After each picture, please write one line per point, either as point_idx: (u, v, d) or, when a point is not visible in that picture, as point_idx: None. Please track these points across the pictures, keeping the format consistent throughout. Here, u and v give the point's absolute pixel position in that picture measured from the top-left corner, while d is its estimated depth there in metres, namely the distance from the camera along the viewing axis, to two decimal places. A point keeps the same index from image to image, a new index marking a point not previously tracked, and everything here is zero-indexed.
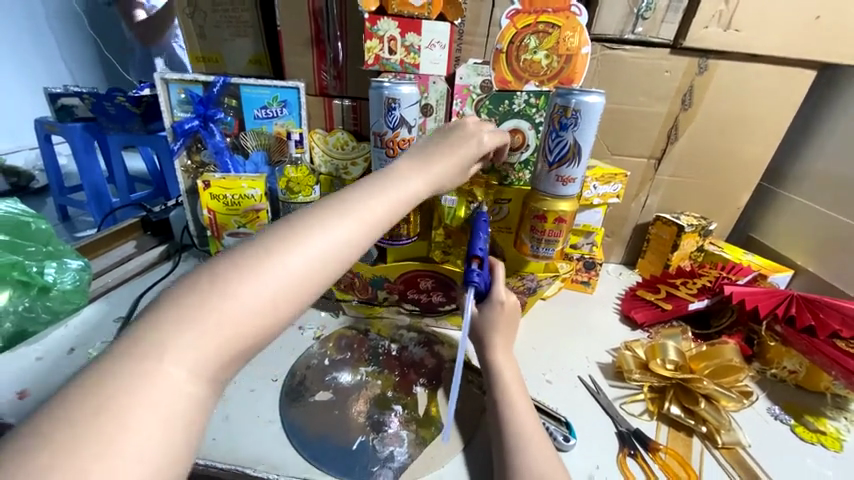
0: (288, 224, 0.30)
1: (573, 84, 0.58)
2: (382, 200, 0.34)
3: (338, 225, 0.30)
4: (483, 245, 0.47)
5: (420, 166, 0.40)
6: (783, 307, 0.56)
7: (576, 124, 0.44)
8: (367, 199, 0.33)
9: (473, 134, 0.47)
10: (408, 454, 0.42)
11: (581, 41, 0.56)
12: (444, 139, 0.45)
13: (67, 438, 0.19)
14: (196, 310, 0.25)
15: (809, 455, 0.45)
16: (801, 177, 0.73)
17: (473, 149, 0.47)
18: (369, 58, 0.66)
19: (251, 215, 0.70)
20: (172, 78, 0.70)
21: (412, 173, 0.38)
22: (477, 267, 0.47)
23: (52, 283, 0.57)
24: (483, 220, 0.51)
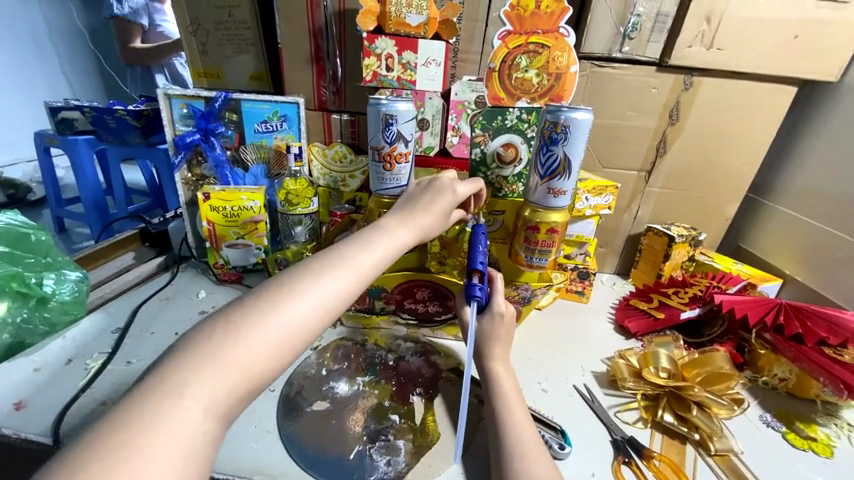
0: (288, 277, 0.33)
1: (563, 101, 0.60)
2: (372, 253, 0.37)
3: (333, 277, 0.33)
4: (483, 258, 0.49)
5: (404, 222, 0.43)
6: (771, 315, 0.57)
7: (566, 139, 0.46)
8: (357, 252, 0.37)
9: (449, 184, 0.49)
10: (406, 463, 0.42)
11: (569, 60, 0.59)
12: (421, 194, 0.47)
13: (99, 471, 0.21)
14: (211, 355, 0.27)
15: (799, 461, 0.46)
16: (787, 188, 0.76)
17: (447, 199, 0.48)
18: (367, 74, 0.69)
19: (250, 227, 0.72)
20: (174, 94, 0.71)
21: (397, 227, 0.42)
22: (477, 281, 0.49)
23: (51, 293, 0.57)
24: (482, 232, 0.53)
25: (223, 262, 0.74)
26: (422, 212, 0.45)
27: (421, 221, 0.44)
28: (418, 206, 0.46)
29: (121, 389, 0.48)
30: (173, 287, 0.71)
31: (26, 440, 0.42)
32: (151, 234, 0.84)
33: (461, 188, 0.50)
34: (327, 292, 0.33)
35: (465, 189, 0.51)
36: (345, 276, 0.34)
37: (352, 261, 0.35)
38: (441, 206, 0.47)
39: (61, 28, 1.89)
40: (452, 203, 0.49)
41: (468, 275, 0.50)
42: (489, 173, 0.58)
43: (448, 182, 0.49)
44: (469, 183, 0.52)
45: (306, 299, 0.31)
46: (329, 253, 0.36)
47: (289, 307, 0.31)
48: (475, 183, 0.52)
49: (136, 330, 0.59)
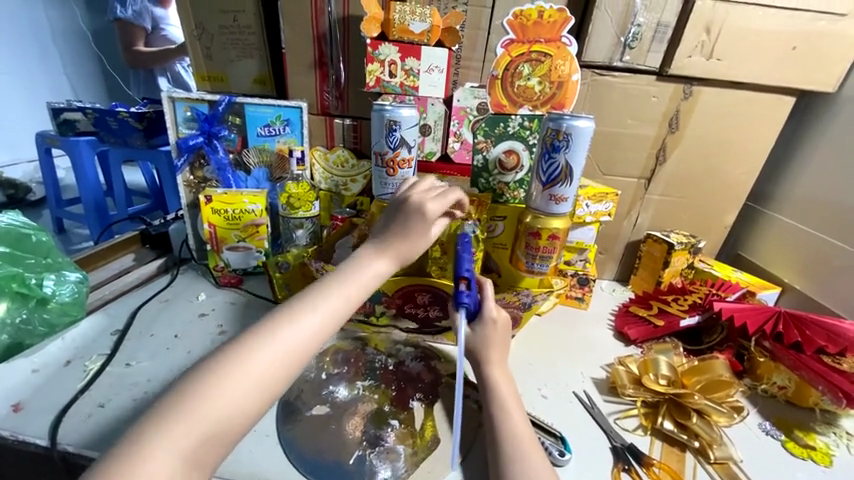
0: (275, 314, 0.34)
1: (564, 109, 0.61)
2: (355, 283, 0.38)
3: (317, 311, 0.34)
4: (469, 265, 0.49)
5: (383, 249, 0.42)
6: (770, 323, 0.57)
7: (568, 147, 0.46)
8: (341, 284, 0.37)
9: (417, 204, 0.45)
10: (406, 469, 0.42)
11: (571, 68, 0.60)
12: (392, 218, 0.45)
13: None
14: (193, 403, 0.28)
15: (800, 469, 0.46)
16: (786, 197, 0.76)
17: (417, 222, 0.44)
18: (370, 80, 0.69)
19: (251, 230, 0.72)
20: (178, 97, 0.72)
21: (376, 255, 0.41)
22: (465, 287, 0.49)
23: (51, 294, 0.57)
24: (467, 240, 0.52)
25: (223, 265, 0.74)
26: (399, 238, 0.43)
27: (401, 248, 0.43)
28: (393, 232, 0.43)
29: (119, 391, 0.48)
30: (173, 289, 0.71)
31: (22, 442, 0.41)
32: (152, 236, 0.84)
33: (431, 203, 0.46)
34: (312, 328, 0.34)
35: (435, 205, 0.46)
36: (329, 309, 0.35)
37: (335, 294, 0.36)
38: (414, 231, 0.44)
39: (64, 29, 1.90)
40: (424, 225, 0.44)
41: (455, 284, 0.50)
42: (491, 178, 0.58)
43: (417, 201, 0.45)
44: (438, 197, 0.47)
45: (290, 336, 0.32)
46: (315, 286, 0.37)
47: (277, 342, 0.32)
48: (446, 194, 0.47)
49: (135, 332, 0.59)
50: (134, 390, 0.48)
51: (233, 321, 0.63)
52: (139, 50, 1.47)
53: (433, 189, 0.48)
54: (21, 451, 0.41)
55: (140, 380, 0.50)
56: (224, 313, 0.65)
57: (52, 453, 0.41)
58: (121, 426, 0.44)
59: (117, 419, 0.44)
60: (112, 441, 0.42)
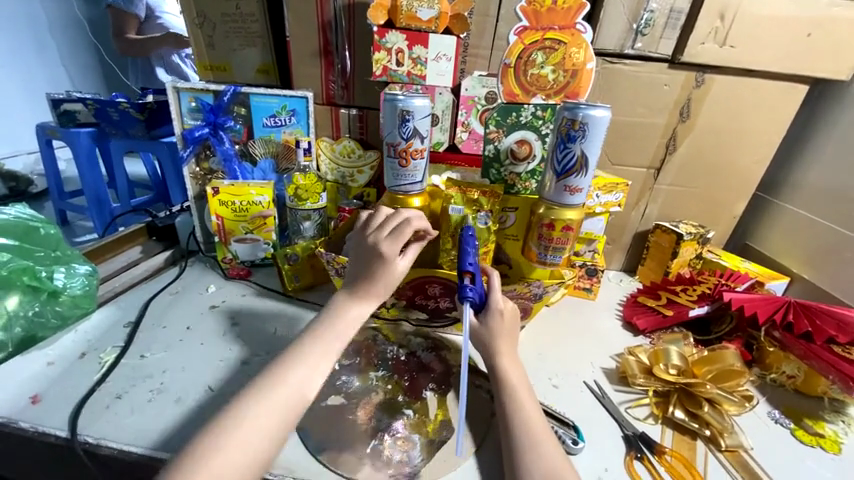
0: (265, 374, 0.39)
1: (579, 98, 0.59)
2: (331, 337, 0.43)
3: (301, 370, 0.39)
4: (473, 259, 0.48)
5: (357, 295, 0.47)
6: (780, 313, 0.57)
7: (584, 137, 0.46)
8: (321, 340, 0.42)
9: (373, 248, 0.47)
10: (422, 457, 0.43)
11: (586, 57, 0.58)
12: (358, 266, 0.48)
13: None
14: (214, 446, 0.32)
15: (809, 457, 0.46)
16: (796, 187, 0.76)
17: (377, 266, 0.47)
18: (377, 69, 0.68)
19: (259, 222, 0.71)
20: (183, 87, 0.71)
21: (351, 303, 0.46)
22: (469, 281, 0.48)
23: (61, 288, 0.57)
24: (470, 233, 0.51)
25: (231, 257, 0.74)
26: (368, 284, 0.47)
27: (373, 292, 0.47)
28: (361, 277, 0.47)
29: (135, 382, 0.48)
30: (182, 282, 0.71)
31: (42, 433, 0.42)
32: (158, 228, 0.83)
33: (386, 244, 0.47)
34: (299, 384, 0.39)
35: (388, 246, 0.47)
36: (311, 366, 0.40)
37: (315, 352, 0.41)
38: (379, 275, 0.47)
39: (59, 18, 1.87)
40: (384, 268, 0.47)
41: (459, 278, 0.49)
42: (502, 169, 0.57)
43: (373, 244, 0.47)
44: (393, 235, 0.47)
45: (276, 395, 0.37)
46: (297, 345, 0.42)
47: (270, 400, 0.36)
48: (401, 230, 0.47)
49: (148, 324, 0.59)
50: (150, 382, 0.49)
51: (245, 313, 0.63)
52: (130, 36, 1.43)
53: (389, 224, 0.48)
54: (41, 442, 0.42)
55: (155, 372, 0.50)
56: (235, 305, 0.65)
57: (72, 445, 0.41)
58: (140, 417, 0.44)
59: (134, 410, 0.45)
60: (129, 432, 0.42)
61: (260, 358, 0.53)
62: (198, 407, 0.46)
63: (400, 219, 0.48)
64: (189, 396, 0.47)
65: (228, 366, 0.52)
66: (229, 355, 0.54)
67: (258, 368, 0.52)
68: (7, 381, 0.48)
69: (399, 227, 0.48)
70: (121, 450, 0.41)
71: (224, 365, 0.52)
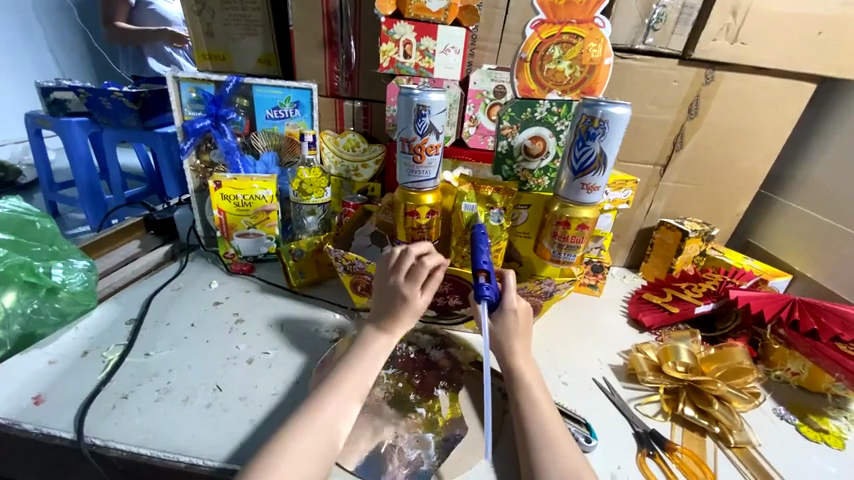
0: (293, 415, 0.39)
1: (595, 95, 0.59)
2: (358, 371, 0.44)
3: (333, 405, 0.40)
4: (487, 257, 0.47)
5: (383, 329, 0.48)
6: (786, 310, 0.58)
7: (604, 134, 0.45)
8: (351, 374, 0.43)
9: (395, 290, 0.49)
10: (437, 457, 0.43)
11: (603, 52, 0.57)
12: (380, 304, 0.50)
13: None
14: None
15: (816, 453, 0.47)
16: (799, 185, 0.76)
17: (400, 305, 0.48)
18: (384, 61, 0.67)
19: (261, 216, 0.70)
20: (184, 77, 0.69)
21: (378, 335, 0.48)
22: (485, 279, 0.47)
23: (60, 284, 0.55)
24: (481, 231, 0.50)
25: (234, 252, 0.72)
26: (393, 320, 0.48)
27: (398, 328, 0.48)
28: (385, 314, 0.49)
29: (141, 382, 0.47)
30: (184, 277, 0.69)
31: (47, 435, 0.41)
32: (156, 222, 0.81)
33: (406, 286, 0.48)
34: (329, 424, 0.39)
35: (407, 287, 0.48)
36: (344, 400, 0.41)
37: (346, 387, 0.42)
38: (403, 313, 0.48)
39: (46, 2, 1.80)
40: (407, 307, 0.48)
41: (474, 277, 0.47)
42: (515, 165, 0.58)
43: (393, 286, 0.49)
44: (410, 277, 0.49)
45: (312, 430, 0.38)
46: (328, 380, 0.43)
47: (302, 438, 0.37)
48: (416, 273, 0.48)
49: (151, 321, 0.58)
50: (156, 381, 0.48)
51: (251, 310, 0.62)
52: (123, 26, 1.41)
53: (403, 266, 0.49)
54: (47, 444, 0.41)
55: (161, 371, 0.49)
56: (240, 301, 0.64)
57: (79, 447, 0.40)
58: (147, 417, 0.43)
59: (142, 411, 0.44)
60: (137, 433, 0.42)
61: (268, 356, 0.53)
62: (208, 407, 0.45)
63: (411, 261, 0.49)
64: (198, 395, 0.46)
65: (235, 364, 0.51)
66: (237, 353, 0.53)
67: (266, 366, 0.51)
68: (8, 381, 0.46)
69: (414, 270, 0.49)
70: (130, 451, 0.40)
71: (232, 363, 0.51)
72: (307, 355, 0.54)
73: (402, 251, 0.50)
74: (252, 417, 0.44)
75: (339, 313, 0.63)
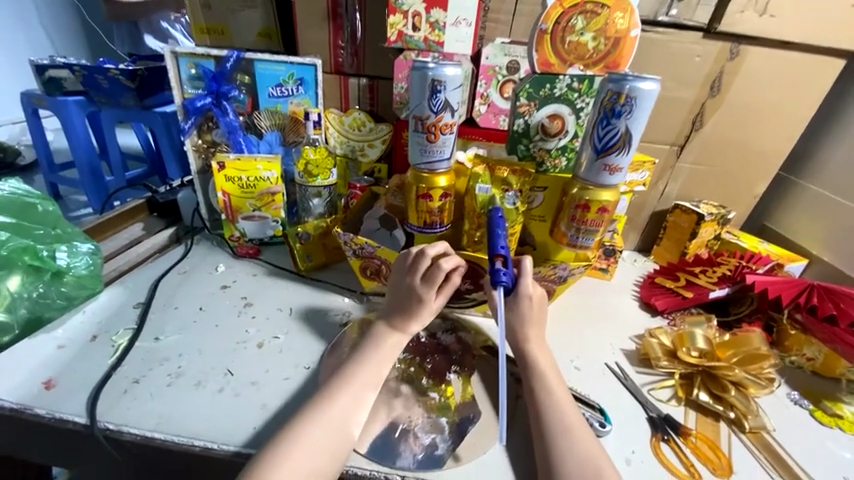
0: (306, 408, 0.39)
1: (620, 70, 0.55)
2: (370, 368, 0.44)
3: (344, 400, 0.40)
4: (504, 242, 0.45)
5: (396, 327, 0.49)
6: (804, 296, 0.56)
7: (630, 112, 0.44)
8: (362, 370, 0.43)
9: (410, 290, 0.49)
10: (451, 441, 0.42)
11: (629, 23, 0.53)
12: (395, 303, 0.50)
13: None
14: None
15: (830, 439, 0.47)
16: (821, 166, 0.73)
17: (414, 306, 0.49)
18: (392, 34, 0.63)
19: (267, 199, 0.68)
20: (182, 52, 0.65)
21: (390, 333, 0.48)
22: (501, 265, 0.46)
23: (65, 267, 0.55)
24: (498, 214, 0.48)
25: (239, 235, 0.71)
26: (407, 320, 0.49)
27: (412, 327, 0.49)
28: (399, 313, 0.49)
29: (152, 366, 0.47)
30: (190, 261, 0.68)
31: (61, 420, 0.41)
32: (159, 204, 0.80)
33: (422, 288, 0.48)
34: (342, 417, 0.39)
35: (425, 289, 0.48)
36: (355, 395, 0.41)
37: (357, 383, 0.42)
38: (417, 313, 0.49)
39: None
40: (422, 307, 0.49)
41: (490, 261, 0.46)
42: (531, 145, 0.57)
43: (409, 287, 0.49)
44: (427, 279, 0.48)
45: (322, 424, 0.38)
46: (339, 375, 0.43)
47: (316, 430, 0.37)
48: (433, 275, 0.48)
49: (159, 305, 0.57)
50: (167, 366, 0.47)
51: (259, 294, 0.61)
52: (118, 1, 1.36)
53: (420, 268, 0.48)
54: (60, 428, 0.41)
55: (171, 355, 0.49)
56: (247, 285, 0.63)
57: (92, 431, 0.40)
58: (160, 402, 0.43)
59: (154, 395, 0.44)
60: (150, 417, 0.41)
61: (278, 341, 0.52)
62: (220, 392, 0.45)
63: (428, 263, 0.48)
64: (209, 379, 0.46)
65: (245, 349, 0.51)
66: (247, 337, 0.52)
67: (277, 351, 0.51)
68: (18, 366, 0.46)
69: (431, 272, 0.48)
70: (144, 436, 0.40)
71: (242, 348, 0.51)
72: (316, 340, 0.53)
73: (418, 252, 0.49)
74: (263, 401, 0.44)
75: (348, 297, 0.62)
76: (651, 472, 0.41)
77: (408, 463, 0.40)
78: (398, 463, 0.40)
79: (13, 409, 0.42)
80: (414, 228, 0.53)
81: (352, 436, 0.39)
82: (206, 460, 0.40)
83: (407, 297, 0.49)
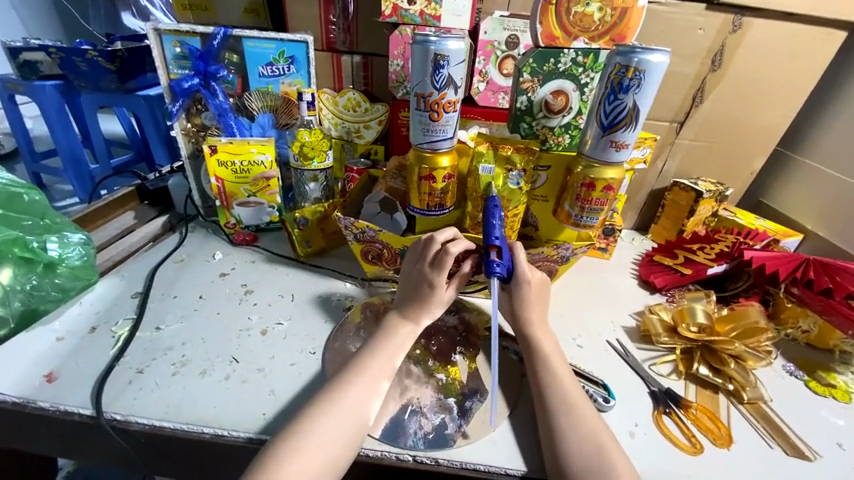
0: (317, 400, 0.39)
1: (626, 42, 0.53)
2: (381, 357, 0.44)
3: (355, 391, 0.40)
4: (499, 232, 0.46)
5: (409, 317, 0.48)
6: (801, 270, 0.58)
7: (638, 86, 0.43)
8: (374, 361, 0.43)
9: (421, 277, 0.49)
10: (459, 421, 0.43)
11: None
12: (407, 294, 0.50)
13: None
14: (276, 471, 0.33)
15: (823, 407, 0.48)
16: (819, 139, 0.73)
17: (426, 293, 0.48)
18: (386, 7, 0.60)
19: (261, 184, 0.66)
20: (166, 29, 0.62)
21: (403, 323, 0.48)
22: (496, 256, 0.46)
23: (58, 259, 0.53)
24: (494, 203, 0.48)
25: (235, 222, 0.69)
26: (418, 308, 0.48)
27: (424, 317, 0.48)
28: (411, 303, 0.49)
29: (155, 356, 0.47)
30: (186, 249, 0.67)
31: (66, 412, 0.41)
32: (150, 192, 0.77)
33: (432, 274, 0.48)
34: (353, 407, 0.39)
35: (434, 276, 0.48)
36: (369, 386, 0.41)
37: (368, 373, 0.42)
38: (429, 302, 0.48)
39: None
40: (434, 294, 0.48)
41: (485, 252, 0.47)
42: (534, 123, 0.55)
43: (419, 275, 0.49)
44: (436, 265, 0.48)
45: (333, 415, 0.38)
46: (350, 366, 0.43)
47: (328, 422, 0.37)
48: (442, 260, 0.47)
49: (158, 294, 0.56)
50: (171, 355, 0.47)
51: (259, 280, 0.61)
52: None
53: (429, 254, 0.49)
54: (66, 421, 0.40)
55: (174, 344, 0.48)
56: (247, 272, 0.62)
57: (98, 422, 0.40)
58: (166, 392, 0.43)
59: (159, 385, 0.43)
60: (157, 407, 0.41)
61: (282, 327, 0.52)
62: (226, 379, 0.45)
63: (437, 248, 0.49)
64: (215, 368, 0.46)
65: (249, 337, 0.50)
66: (249, 324, 0.52)
67: (281, 337, 0.51)
68: (17, 359, 0.45)
69: (440, 257, 0.48)
70: (153, 425, 0.40)
71: (246, 336, 0.50)
72: (320, 326, 0.53)
73: (428, 238, 0.49)
74: (270, 388, 0.44)
75: (349, 282, 0.62)
76: (655, 444, 0.42)
77: (417, 442, 0.41)
78: (408, 443, 0.40)
79: (15, 403, 0.41)
80: (416, 211, 0.52)
81: (365, 425, 0.39)
82: (217, 446, 0.40)
83: (417, 287, 0.49)
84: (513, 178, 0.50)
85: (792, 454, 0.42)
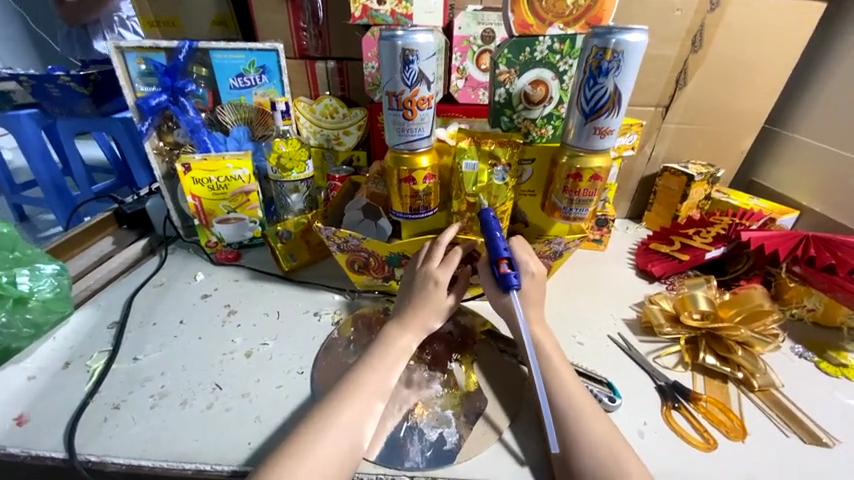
0: (307, 424, 0.37)
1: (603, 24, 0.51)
2: (373, 371, 0.41)
3: (346, 412, 0.38)
4: (505, 244, 0.44)
5: (399, 328, 0.46)
6: (801, 248, 0.56)
7: (618, 68, 0.41)
8: (366, 377, 0.41)
9: (427, 275, 0.47)
10: (459, 435, 0.41)
11: None
12: (406, 297, 0.48)
13: None
14: None
15: (837, 388, 0.46)
16: (806, 113, 0.71)
17: (430, 292, 0.46)
18: (355, 9, 0.59)
19: (241, 198, 0.64)
20: (127, 46, 0.59)
21: (394, 334, 0.45)
22: (507, 267, 0.45)
23: (28, 293, 0.50)
24: (490, 215, 0.46)
25: (216, 240, 0.66)
26: (413, 312, 0.46)
27: (415, 324, 0.46)
28: (407, 309, 0.47)
29: (132, 389, 0.44)
30: (166, 272, 0.64)
31: (36, 457, 0.38)
32: (127, 215, 0.74)
33: (440, 271, 0.47)
34: (345, 429, 0.36)
35: (442, 274, 0.47)
36: (362, 404, 0.39)
37: (359, 390, 0.39)
38: (427, 304, 0.46)
39: None
40: (436, 294, 0.46)
41: (495, 266, 0.45)
42: (515, 115, 0.54)
43: (425, 272, 0.47)
44: (445, 262, 0.47)
45: (323, 440, 0.35)
46: (341, 384, 0.40)
47: (319, 448, 0.34)
48: (451, 257, 0.47)
49: (136, 322, 0.53)
50: (149, 386, 0.44)
51: (243, 300, 0.58)
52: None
53: (437, 254, 0.48)
54: (38, 466, 0.38)
55: (153, 374, 0.46)
56: (230, 292, 0.60)
57: (71, 466, 0.37)
58: (145, 428, 0.40)
59: (137, 420, 0.41)
60: (134, 445, 0.38)
61: (267, 348, 0.50)
62: (209, 408, 0.42)
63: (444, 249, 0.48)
64: (196, 397, 0.43)
65: (233, 360, 0.48)
66: (233, 347, 0.50)
67: (266, 359, 0.48)
68: None
69: (448, 255, 0.48)
70: (130, 464, 0.37)
71: (229, 360, 0.48)
72: (306, 344, 0.51)
73: (433, 241, 0.49)
74: (256, 415, 0.41)
75: (337, 294, 0.59)
76: (666, 442, 0.40)
77: (417, 462, 0.38)
78: (406, 464, 0.38)
79: None
80: (400, 215, 0.50)
81: (360, 447, 0.36)
82: None
83: (420, 287, 0.47)
84: (500, 174, 0.49)
85: (809, 442, 0.40)
